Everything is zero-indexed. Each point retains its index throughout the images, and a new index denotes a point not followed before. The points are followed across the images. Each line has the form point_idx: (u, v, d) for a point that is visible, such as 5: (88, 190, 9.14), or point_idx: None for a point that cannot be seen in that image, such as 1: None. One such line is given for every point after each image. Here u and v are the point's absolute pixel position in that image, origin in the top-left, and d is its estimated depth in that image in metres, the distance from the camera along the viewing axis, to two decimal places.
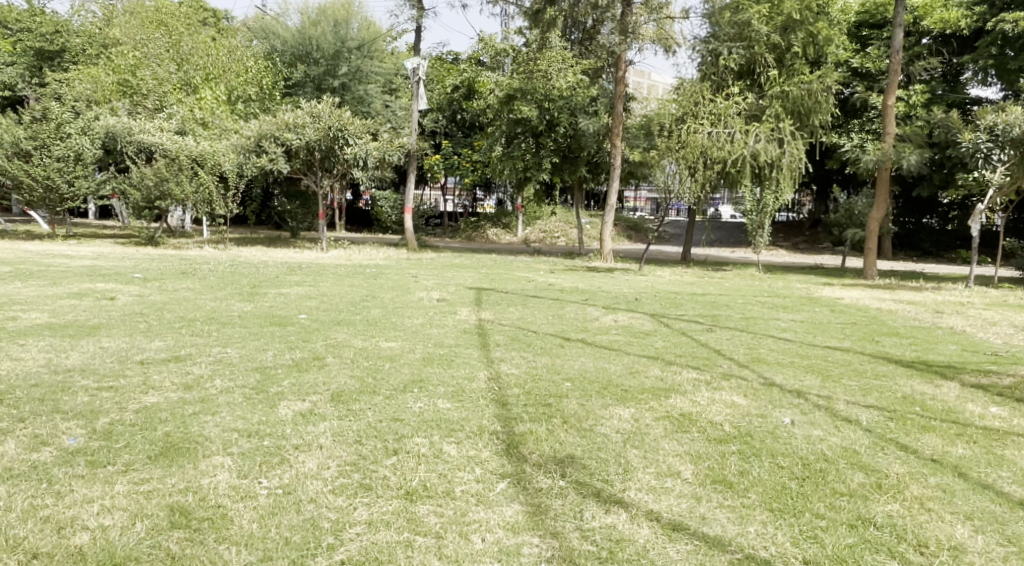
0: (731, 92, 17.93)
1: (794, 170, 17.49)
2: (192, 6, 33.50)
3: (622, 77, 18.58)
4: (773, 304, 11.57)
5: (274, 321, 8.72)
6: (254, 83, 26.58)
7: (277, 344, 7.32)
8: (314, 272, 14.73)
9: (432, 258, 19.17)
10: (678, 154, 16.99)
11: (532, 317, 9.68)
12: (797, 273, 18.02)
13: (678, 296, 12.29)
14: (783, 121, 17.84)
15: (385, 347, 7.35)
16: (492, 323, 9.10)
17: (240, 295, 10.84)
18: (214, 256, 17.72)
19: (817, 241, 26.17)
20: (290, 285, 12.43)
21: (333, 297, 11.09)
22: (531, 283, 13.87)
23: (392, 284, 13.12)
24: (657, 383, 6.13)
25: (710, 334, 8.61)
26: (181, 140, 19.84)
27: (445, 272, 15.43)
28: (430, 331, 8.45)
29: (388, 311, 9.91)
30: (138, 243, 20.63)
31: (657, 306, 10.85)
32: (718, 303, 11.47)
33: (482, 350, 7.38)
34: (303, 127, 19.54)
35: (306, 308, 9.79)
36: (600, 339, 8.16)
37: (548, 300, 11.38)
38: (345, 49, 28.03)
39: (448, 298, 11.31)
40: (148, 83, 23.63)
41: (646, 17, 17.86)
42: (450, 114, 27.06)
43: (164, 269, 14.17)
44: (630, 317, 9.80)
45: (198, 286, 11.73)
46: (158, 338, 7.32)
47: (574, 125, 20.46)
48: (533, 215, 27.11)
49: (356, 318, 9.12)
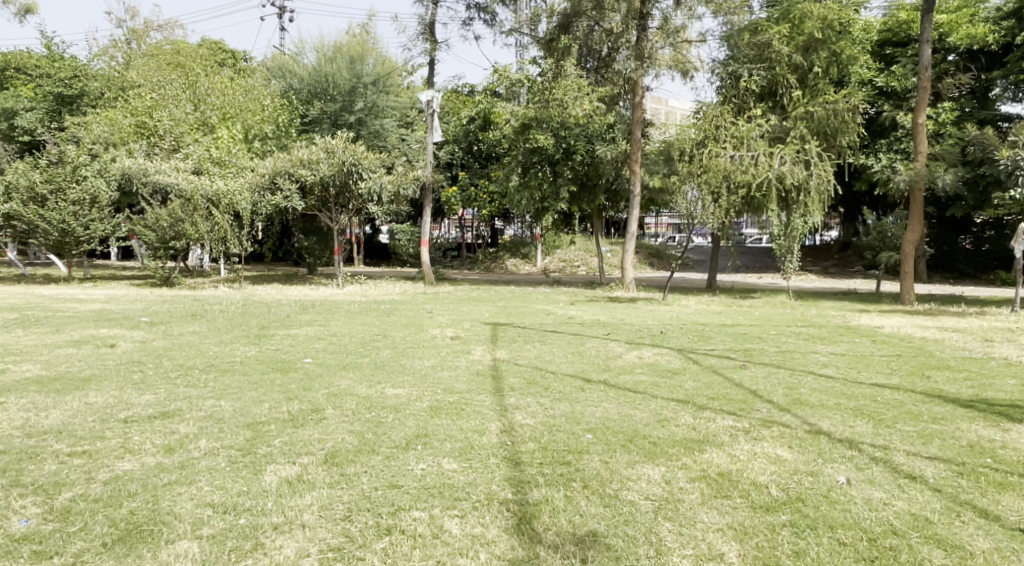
0: (753, 114, 17.41)
1: (822, 192, 16.90)
2: (210, 46, 33.66)
3: (639, 102, 18.10)
4: (808, 335, 10.91)
5: (275, 367, 8.21)
6: (271, 121, 26.24)
7: (275, 394, 6.80)
8: (326, 310, 14.28)
9: (450, 292, 18.68)
10: (699, 180, 16.29)
11: (551, 355, 9.11)
12: (830, 300, 17.29)
13: (705, 328, 11.65)
14: (808, 142, 17.31)
15: (392, 395, 6.81)
16: (508, 363, 8.56)
17: (246, 338, 10.33)
18: (228, 296, 17.34)
19: (846, 265, 25.40)
20: (299, 325, 11.96)
21: (342, 338, 10.58)
22: (551, 317, 13.31)
23: (406, 321, 12.60)
24: (689, 432, 5.54)
25: (744, 371, 8.00)
26: (196, 179, 19.59)
27: (462, 307, 14.89)
28: (442, 374, 7.91)
29: (400, 352, 9.39)
30: (153, 284, 20.26)
31: (684, 340, 10.22)
32: (749, 335, 10.85)
33: (496, 395, 6.82)
34: (318, 163, 19.28)
35: (312, 352, 9.29)
36: (624, 380, 7.56)
37: (568, 336, 10.80)
38: (361, 84, 27.95)
39: (464, 336, 10.75)
40: (165, 123, 23.50)
41: (662, 41, 17.55)
42: (467, 146, 26.75)
43: (173, 311, 13.75)
44: (656, 353, 9.19)
45: (203, 329, 11.28)
46: (148, 390, 6.82)
47: (591, 152, 19.86)
48: (553, 244, 26.54)
49: (364, 362, 8.59)
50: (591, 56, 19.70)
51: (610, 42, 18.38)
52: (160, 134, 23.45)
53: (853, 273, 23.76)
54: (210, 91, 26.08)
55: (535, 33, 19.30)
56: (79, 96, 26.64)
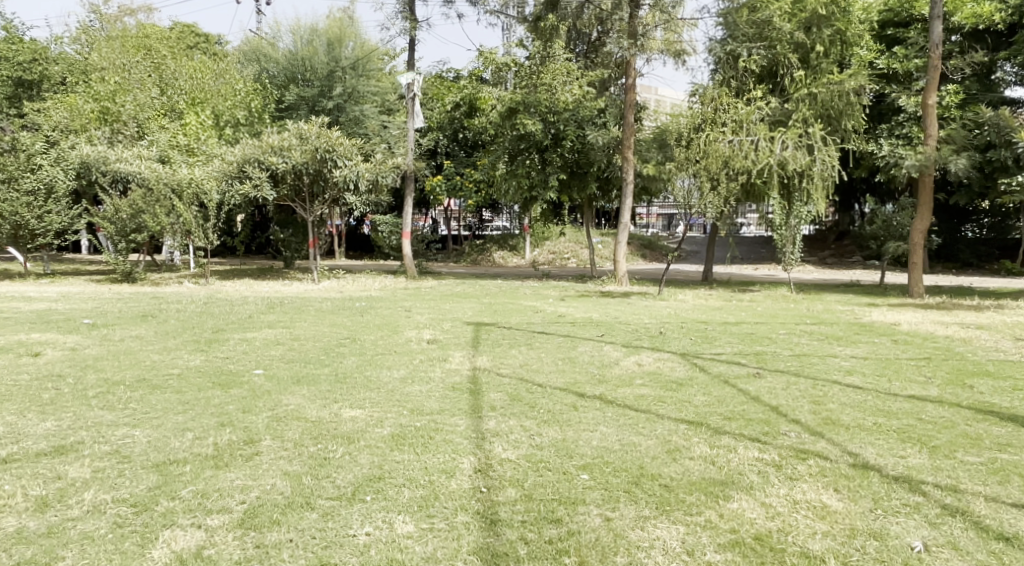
0: (753, 96, 16.47)
1: (827, 178, 15.78)
2: (181, 30, 32.25)
3: (632, 84, 17.05)
4: (821, 335, 9.84)
5: (217, 381, 7.09)
6: (243, 106, 25.02)
7: (206, 419, 5.70)
8: (294, 308, 13.14)
9: (432, 286, 17.57)
10: (695, 168, 15.28)
11: (538, 363, 8.01)
12: (835, 293, 16.32)
13: (707, 328, 10.55)
14: (811, 125, 16.25)
15: (348, 419, 5.70)
16: (492, 373, 7.49)
17: (195, 344, 9.19)
18: (192, 293, 16.18)
19: (846, 256, 24.45)
20: (259, 326, 10.82)
21: (303, 342, 9.45)
22: (539, 314, 12.23)
23: (380, 321, 11.48)
24: (708, 468, 4.45)
25: (759, 382, 6.93)
26: (159, 168, 18.35)
27: (443, 303, 13.79)
28: (412, 387, 6.82)
29: (367, 358, 8.29)
30: (114, 280, 18.99)
31: (686, 342, 9.15)
32: (758, 335, 9.77)
33: (474, 417, 5.73)
34: (290, 150, 18.07)
35: (266, 361, 8.18)
36: (624, 394, 6.47)
37: (556, 337, 9.71)
38: (338, 68, 26.67)
39: (441, 339, 9.63)
40: (129, 108, 22.24)
41: (653, 25, 16.52)
42: (451, 133, 25.54)
43: (123, 312, 12.57)
44: (657, 360, 8.10)
45: (150, 332, 10.15)
46: (52, 417, 5.73)
47: (582, 138, 18.64)
48: (541, 236, 25.49)
49: (324, 372, 7.50)
50: (580, 41, 19.73)
51: (599, 24, 17.50)
52: (124, 119, 22.15)
53: (855, 264, 22.87)
54: (179, 76, 24.79)
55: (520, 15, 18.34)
56: (40, 81, 25.34)
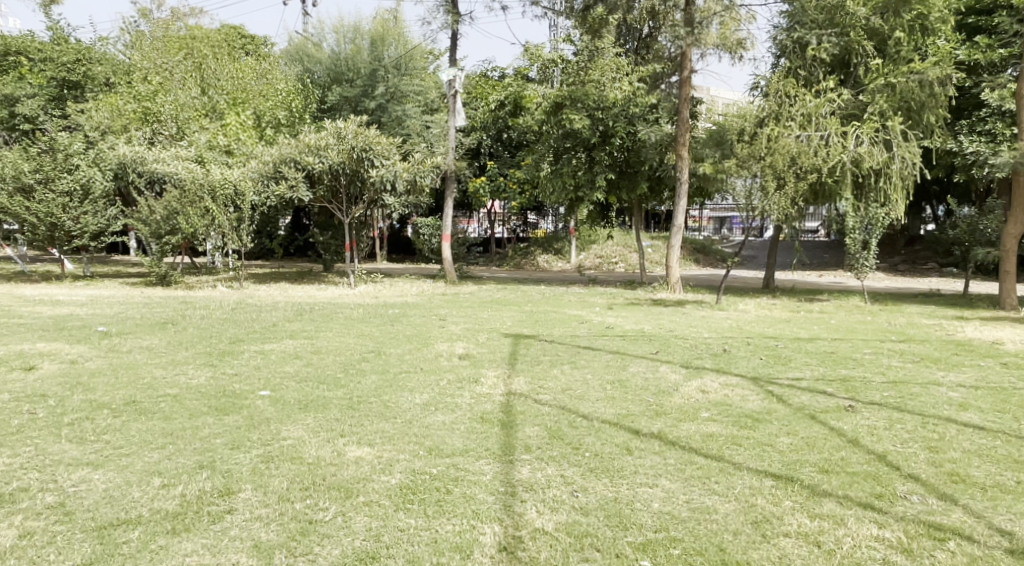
0: (823, 87, 15.37)
1: (905, 177, 14.81)
2: (227, 31, 31.86)
3: (687, 78, 15.80)
4: (913, 357, 8.60)
5: (213, 405, 6.15)
6: (283, 105, 24.43)
7: (181, 458, 4.73)
8: (322, 316, 12.25)
9: (473, 293, 16.60)
10: (758, 167, 14.02)
11: (583, 387, 6.91)
12: (915, 304, 14.89)
13: (777, 345, 9.35)
14: (888, 118, 14.98)
15: (351, 461, 4.69)
16: (531, 400, 6.43)
17: (206, 358, 8.32)
18: (221, 298, 15.49)
19: (917, 263, 22.78)
20: (280, 337, 9.91)
21: (323, 357, 8.50)
22: (585, 325, 11.15)
23: (411, 332, 10.52)
24: (812, 554, 3.61)
25: (853, 421, 5.77)
26: (195, 168, 17.77)
27: (482, 312, 12.79)
28: (435, 418, 5.80)
29: (389, 378, 7.29)
30: (147, 283, 18.41)
31: (757, 364, 8.01)
32: (838, 356, 8.55)
33: (504, 462, 4.68)
34: (327, 149, 17.28)
35: (275, 380, 7.23)
36: (690, 433, 5.35)
37: (606, 354, 8.64)
38: (381, 67, 25.96)
39: (476, 355, 8.62)
40: (168, 108, 21.75)
41: (709, 16, 15.37)
42: (495, 133, 24.59)
43: (144, 319, 11.82)
44: (725, 387, 6.94)
45: (162, 343, 9.29)
46: (7, 453, 4.83)
47: (632, 135, 17.48)
48: (588, 239, 24.39)
49: (337, 396, 6.52)
50: (630, 37, 18.43)
51: (652, 19, 16.73)
52: (163, 119, 21.60)
53: (927, 272, 21.25)
54: (220, 75, 24.25)
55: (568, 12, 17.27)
56: (83, 82, 24.95)
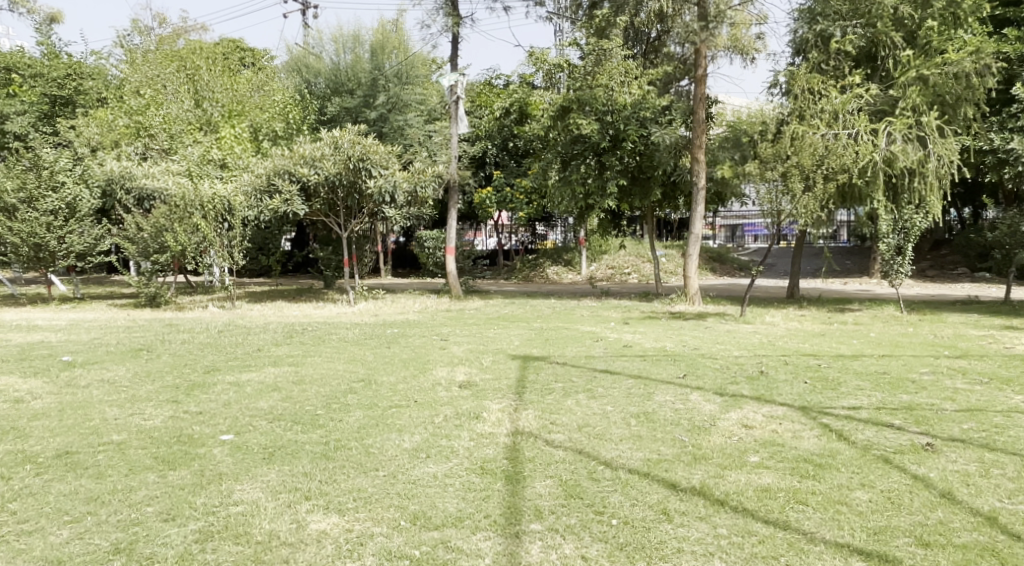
0: (849, 83, 14.34)
1: (942, 177, 13.75)
2: (225, 44, 31.08)
3: (701, 77, 14.81)
4: (978, 376, 7.54)
5: (162, 456, 5.11)
6: (280, 117, 23.58)
7: (96, 538, 3.80)
8: (313, 338, 11.25)
9: (479, 308, 15.60)
10: (783, 168, 12.90)
11: (603, 422, 5.88)
12: (956, 313, 13.83)
13: (819, 365, 8.28)
14: (922, 114, 14.00)
15: (311, 538, 3.78)
16: (543, 441, 5.39)
17: (173, 392, 7.30)
18: (209, 319, 14.51)
19: (947, 268, 21.64)
20: (262, 365, 8.90)
21: (305, 388, 7.47)
22: (600, 343, 10.14)
23: (408, 355, 9.51)
24: None
25: (940, 465, 4.74)
26: (186, 183, 16.80)
27: (487, 330, 11.79)
28: (426, 469, 4.76)
29: (376, 415, 6.25)
30: (136, 305, 17.43)
31: (803, 388, 6.99)
32: (893, 378, 7.50)
33: (507, 536, 3.77)
34: (322, 160, 16.36)
35: (244, 419, 6.20)
36: (742, 488, 4.32)
37: (626, 379, 7.62)
38: (381, 77, 25.10)
39: (479, 383, 7.60)
40: (160, 122, 20.88)
41: (721, 20, 14.46)
42: (501, 142, 23.66)
43: (120, 345, 10.85)
44: (771, 421, 5.88)
45: (128, 373, 8.31)
46: None
47: (645, 139, 16.29)
48: (599, 249, 23.39)
49: (311, 440, 5.47)
50: (638, 40, 18.42)
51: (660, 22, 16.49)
52: (154, 133, 20.69)
53: (959, 277, 20.09)
54: (215, 87, 23.35)
55: (577, 16, 17.29)
56: (75, 97, 24.14)
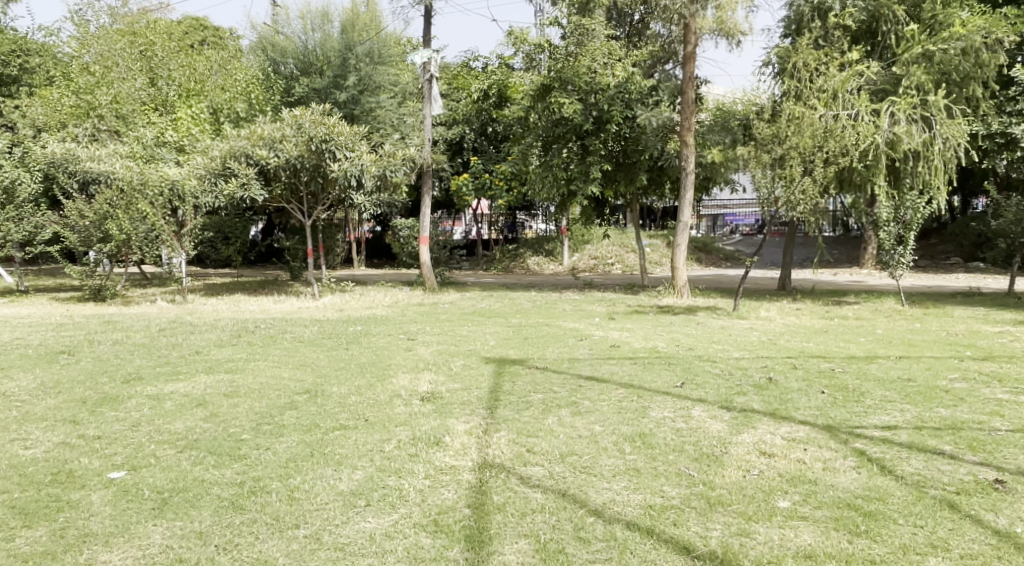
0: (850, 59, 13.30)
1: (948, 161, 12.75)
2: (187, 23, 29.45)
3: (692, 52, 13.64)
4: (1019, 384, 6.55)
5: (22, 506, 4.00)
6: (243, 98, 22.15)
7: None
8: (265, 337, 10.04)
9: (453, 301, 14.46)
10: (782, 149, 11.84)
11: (593, 449, 4.79)
12: (964, 306, 12.91)
13: (833, 369, 7.23)
14: (927, 92, 13.04)
15: None
16: (517, 479, 4.29)
17: (77, 410, 6.09)
18: (155, 315, 13.22)
19: (938, 258, 20.81)
20: (196, 372, 7.71)
21: (239, 403, 6.30)
22: (584, 342, 9.08)
23: (368, 358, 8.37)
24: None
25: (1021, 513, 3.74)
26: (134, 166, 15.38)
27: (460, 327, 10.67)
28: (362, 525, 3.72)
29: (314, 440, 5.10)
30: (80, 299, 16.02)
31: (824, 401, 5.94)
32: (922, 386, 6.48)
33: None
34: (283, 141, 15.09)
35: (149, 448, 5.03)
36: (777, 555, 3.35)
37: (616, 388, 6.54)
38: (351, 56, 23.64)
39: (445, 393, 6.50)
40: (110, 103, 19.37)
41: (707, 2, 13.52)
42: (479, 126, 22.42)
43: (42, 346, 9.55)
44: (795, 446, 4.80)
45: (33, 385, 7.06)
46: None
47: (631, 120, 15.10)
48: (580, 238, 22.33)
49: (222, 479, 4.33)
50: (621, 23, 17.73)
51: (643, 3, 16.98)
52: (103, 113, 19.18)
53: (953, 267, 19.25)
54: (172, 65, 21.85)
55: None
56: (21, 76, 22.50)
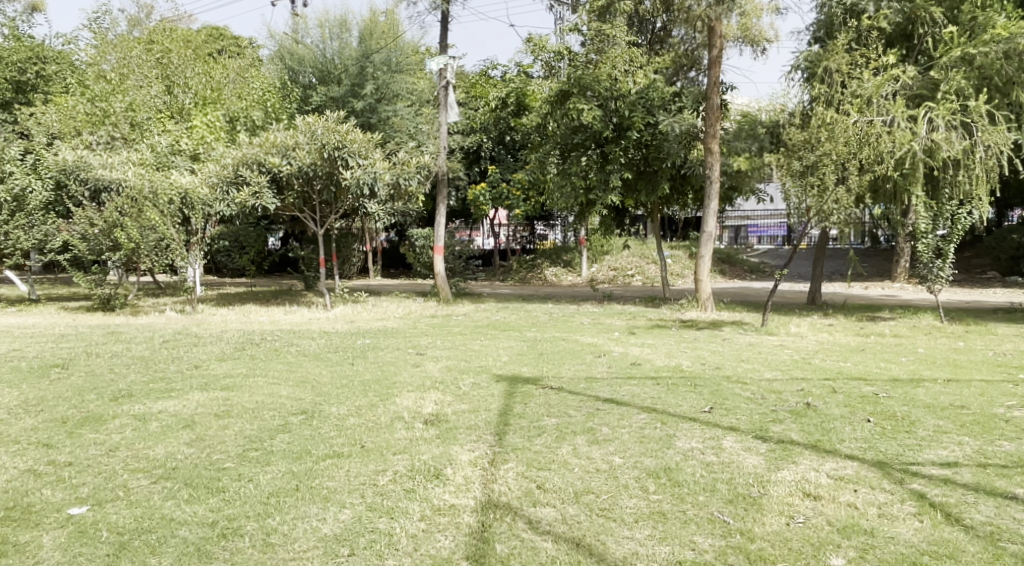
0: (885, 64, 12.69)
1: (990, 169, 12.01)
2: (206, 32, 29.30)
3: (717, 56, 13.04)
4: None
5: None
6: (259, 105, 21.87)
7: None
8: (268, 351, 9.59)
9: (467, 314, 13.96)
10: (814, 156, 11.18)
11: (612, 486, 4.25)
12: (1006, 323, 12.21)
13: (876, 394, 6.62)
14: (967, 98, 12.42)
15: None
16: (525, 524, 3.78)
17: (54, 431, 5.64)
18: (160, 326, 12.85)
19: (973, 272, 20.02)
20: (190, 388, 7.26)
21: (229, 424, 5.83)
22: (602, 359, 8.55)
23: (372, 374, 7.88)
24: None
25: None
26: (144, 172, 15.05)
27: (472, 341, 10.16)
28: None
29: (302, 470, 4.60)
30: (89, 308, 15.69)
31: (871, 431, 5.33)
32: (977, 414, 5.87)
33: None
34: (296, 148, 14.71)
35: (121, 476, 4.56)
36: None
37: (637, 412, 5.98)
38: (369, 63, 23.31)
39: (450, 416, 5.97)
40: (124, 110, 19.11)
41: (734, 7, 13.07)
42: (497, 135, 21.95)
43: (36, 358, 9.15)
44: (843, 486, 4.23)
45: (16, 401, 6.64)
46: None
47: (652, 127, 14.52)
48: (600, 249, 21.78)
49: (192, 519, 3.85)
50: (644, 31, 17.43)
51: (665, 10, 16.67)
52: (117, 120, 18.94)
53: (989, 282, 18.39)
54: (188, 73, 21.54)
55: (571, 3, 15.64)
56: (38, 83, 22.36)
